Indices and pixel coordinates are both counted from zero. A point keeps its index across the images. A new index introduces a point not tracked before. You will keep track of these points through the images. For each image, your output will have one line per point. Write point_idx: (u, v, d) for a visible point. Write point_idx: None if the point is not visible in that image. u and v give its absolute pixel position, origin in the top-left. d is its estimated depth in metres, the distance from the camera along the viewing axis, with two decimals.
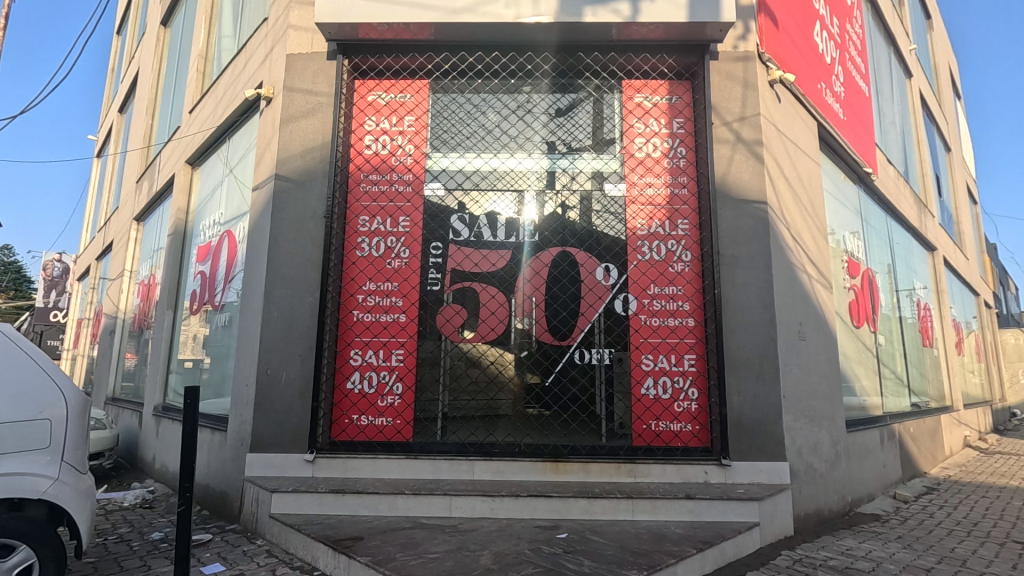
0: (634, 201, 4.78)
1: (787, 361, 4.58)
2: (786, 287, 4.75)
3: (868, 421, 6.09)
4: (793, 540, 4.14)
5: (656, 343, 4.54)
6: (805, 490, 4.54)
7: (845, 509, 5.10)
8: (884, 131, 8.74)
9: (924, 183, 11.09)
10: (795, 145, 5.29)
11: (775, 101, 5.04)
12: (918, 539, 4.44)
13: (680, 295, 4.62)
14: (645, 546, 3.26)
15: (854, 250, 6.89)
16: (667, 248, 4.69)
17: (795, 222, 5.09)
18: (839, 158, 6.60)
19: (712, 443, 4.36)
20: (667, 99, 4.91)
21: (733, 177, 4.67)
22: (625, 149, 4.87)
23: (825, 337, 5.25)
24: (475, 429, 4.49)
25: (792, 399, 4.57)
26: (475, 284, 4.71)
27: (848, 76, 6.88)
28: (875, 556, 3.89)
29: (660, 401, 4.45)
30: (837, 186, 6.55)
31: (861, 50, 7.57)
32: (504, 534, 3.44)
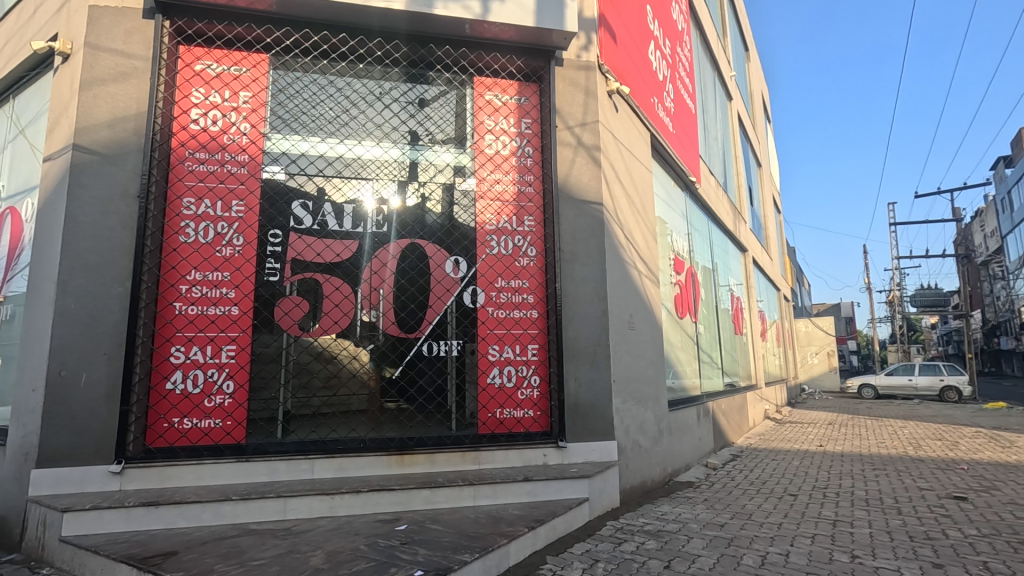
0: (483, 196, 4.91)
1: (617, 349, 5.03)
2: (618, 282, 5.20)
3: (687, 400, 6.93)
4: (618, 511, 4.58)
5: (502, 334, 4.73)
6: (631, 464, 5.04)
7: (665, 479, 5.77)
8: (708, 145, 9.95)
9: (740, 194, 12.85)
10: (629, 151, 5.78)
11: (612, 111, 5.48)
12: (719, 500, 5.18)
13: (525, 287, 4.85)
14: (481, 530, 3.39)
15: (680, 249, 7.75)
16: (515, 243, 4.89)
17: (628, 222, 5.59)
18: (669, 167, 7.39)
19: (551, 427, 4.65)
20: (516, 99, 5.12)
21: (574, 178, 5.00)
22: (476, 144, 4.99)
23: (651, 326, 5.84)
24: (318, 426, 4.27)
25: (621, 383, 5.03)
26: (318, 275, 4.49)
27: (677, 93, 7.71)
28: (683, 518, 4.45)
29: (504, 389, 4.65)
30: (666, 191, 7.33)
31: (690, 71, 8.51)
32: (341, 532, 3.35)
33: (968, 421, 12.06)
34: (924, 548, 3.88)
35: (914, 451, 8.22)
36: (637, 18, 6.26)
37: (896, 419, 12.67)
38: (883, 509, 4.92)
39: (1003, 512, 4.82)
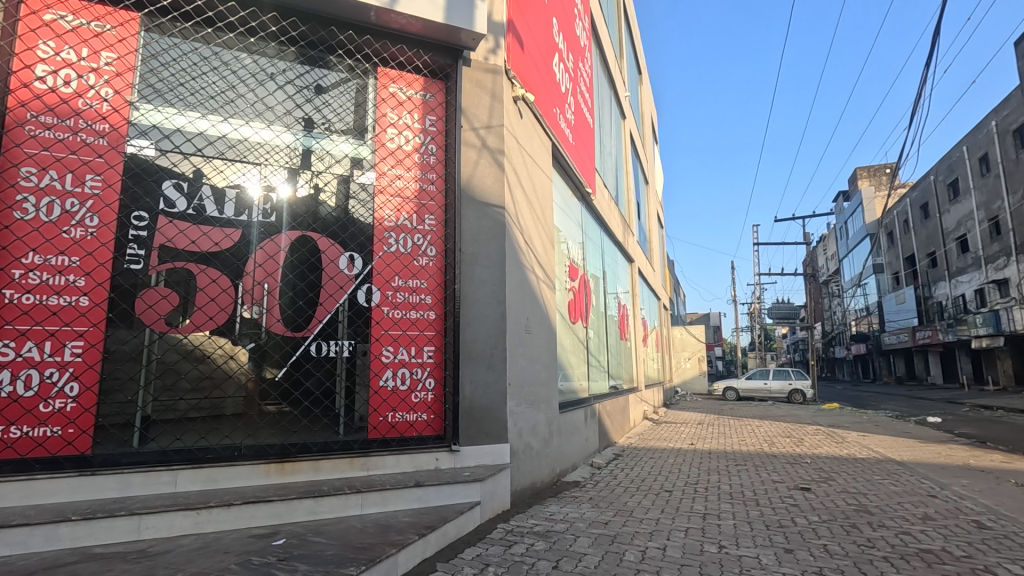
0: (383, 191, 4.73)
1: (513, 353, 5.08)
2: (517, 286, 5.25)
3: (576, 402, 7.18)
4: (508, 513, 4.62)
5: (397, 335, 4.57)
6: (521, 467, 5.10)
7: (554, 479, 5.92)
8: (603, 159, 10.46)
9: (629, 207, 13.64)
10: (531, 158, 5.88)
11: (517, 117, 5.55)
12: (602, 498, 5.42)
13: (423, 288, 4.73)
14: (368, 540, 3.23)
15: (575, 256, 8.04)
16: (414, 241, 4.76)
17: (528, 227, 5.68)
18: (568, 177, 7.64)
19: (444, 431, 4.58)
20: (421, 95, 5.00)
21: (477, 180, 4.98)
22: (377, 137, 4.80)
23: (546, 330, 5.98)
24: (184, 433, 3.85)
25: (516, 386, 5.08)
26: (193, 266, 4.05)
27: (578, 106, 8.00)
28: (570, 517, 4.59)
29: (397, 392, 4.50)
30: (564, 200, 7.57)
31: (590, 87, 8.88)
32: (208, 551, 3.01)
33: (810, 420, 13.77)
34: (777, 535, 4.34)
35: (768, 448, 9.21)
36: (543, 28, 6.40)
37: (753, 419, 14.13)
38: (744, 501, 5.43)
39: (837, 499, 5.54)
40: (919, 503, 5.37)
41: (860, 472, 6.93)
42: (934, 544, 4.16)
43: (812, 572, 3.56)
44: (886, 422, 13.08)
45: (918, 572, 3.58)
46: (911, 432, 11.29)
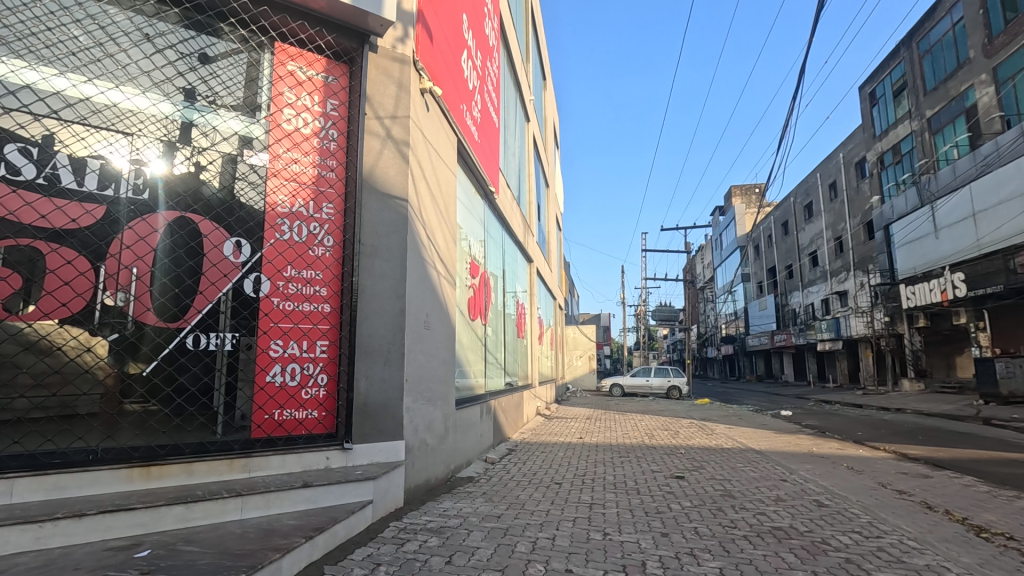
0: (277, 175, 4.45)
1: (412, 348, 5.00)
2: (417, 281, 5.18)
3: (472, 399, 7.23)
4: (401, 510, 4.55)
5: (288, 328, 4.32)
6: (416, 463, 5.04)
7: (448, 475, 5.92)
8: (506, 159, 10.60)
9: (530, 208, 13.95)
10: (436, 152, 5.82)
11: (424, 110, 5.46)
12: (495, 493, 5.52)
13: (318, 279, 4.51)
14: (248, 546, 3.02)
15: (476, 254, 8.07)
16: (309, 230, 4.52)
17: (430, 221, 5.61)
18: (472, 174, 7.65)
19: (336, 429, 4.41)
20: (322, 77, 4.75)
21: (380, 171, 4.84)
22: (272, 117, 4.50)
23: (446, 326, 5.96)
24: (25, 436, 3.33)
25: (413, 382, 5.00)
26: (41, 244, 3.50)
27: (484, 105, 8.05)
28: (463, 512, 4.63)
29: (286, 388, 4.26)
30: (468, 197, 7.58)
31: (496, 87, 8.96)
32: (53, 569, 2.64)
33: (684, 414, 14.99)
34: (655, 520, 4.69)
35: (649, 440, 9.89)
36: (452, 23, 6.36)
37: (637, 414, 15.09)
38: (627, 490, 5.81)
39: (707, 486, 6.10)
40: (772, 487, 6.08)
41: (726, 461, 7.67)
42: (784, 521, 4.72)
43: (684, 552, 3.89)
44: (748, 416, 14.59)
45: (771, 546, 4.06)
46: (767, 424, 12.72)
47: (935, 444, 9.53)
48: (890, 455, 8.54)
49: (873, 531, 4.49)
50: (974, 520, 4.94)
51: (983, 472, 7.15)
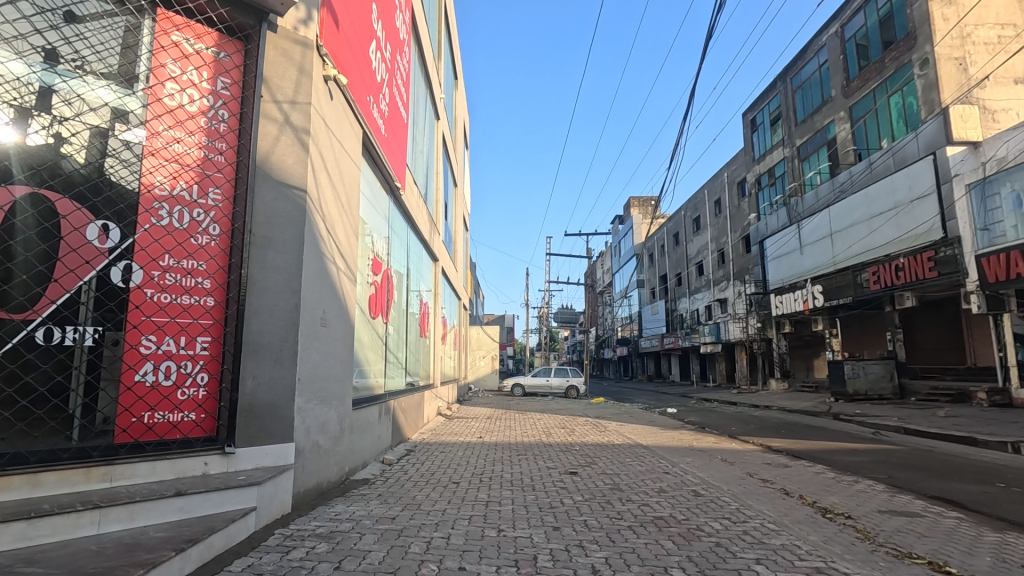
0: (155, 154, 4.05)
1: (306, 346, 4.76)
2: (315, 276, 4.94)
3: (371, 399, 7.03)
4: (288, 517, 4.32)
5: (162, 323, 3.95)
6: (307, 467, 4.81)
7: (342, 478, 5.70)
8: (414, 156, 10.43)
9: (437, 207, 13.81)
10: (339, 143, 5.59)
11: (327, 98, 5.23)
12: (391, 494, 5.41)
13: (201, 270, 4.16)
14: (106, 564, 2.72)
15: (379, 250, 7.85)
16: (192, 216, 4.16)
17: (331, 214, 5.38)
18: (377, 169, 7.44)
19: (217, 432, 4.11)
20: (212, 52, 4.40)
21: (276, 158, 4.57)
22: (150, 90, 4.09)
23: (344, 323, 5.74)
24: None
25: (307, 382, 4.77)
26: None
27: (393, 99, 7.86)
28: (356, 516, 4.49)
29: (159, 388, 3.90)
30: (372, 191, 7.37)
31: (406, 81, 8.78)
32: None
33: (581, 413, 15.59)
34: (548, 515, 4.84)
35: (546, 438, 10.17)
36: (361, 11, 6.16)
37: (536, 413, 15.46)
38: (522, 487, 5.94)
39: (598, 481, 6.39)
40: (657, 479, 6.51)
41: (617, 457, 8.09)
42: (664, 511, 5.07)
43: (574, 544, 4.06)
44: (638, 414, 15.48)
45: (652, 535, 4.35)
46: (655, 421, 13.60)
47: (793, 437, 10.71)
48: (757, 448, 9.48)
49: (740, 516, 4.95)
50: (822, 503, 5.61)
51: (831, 461, 8.14)
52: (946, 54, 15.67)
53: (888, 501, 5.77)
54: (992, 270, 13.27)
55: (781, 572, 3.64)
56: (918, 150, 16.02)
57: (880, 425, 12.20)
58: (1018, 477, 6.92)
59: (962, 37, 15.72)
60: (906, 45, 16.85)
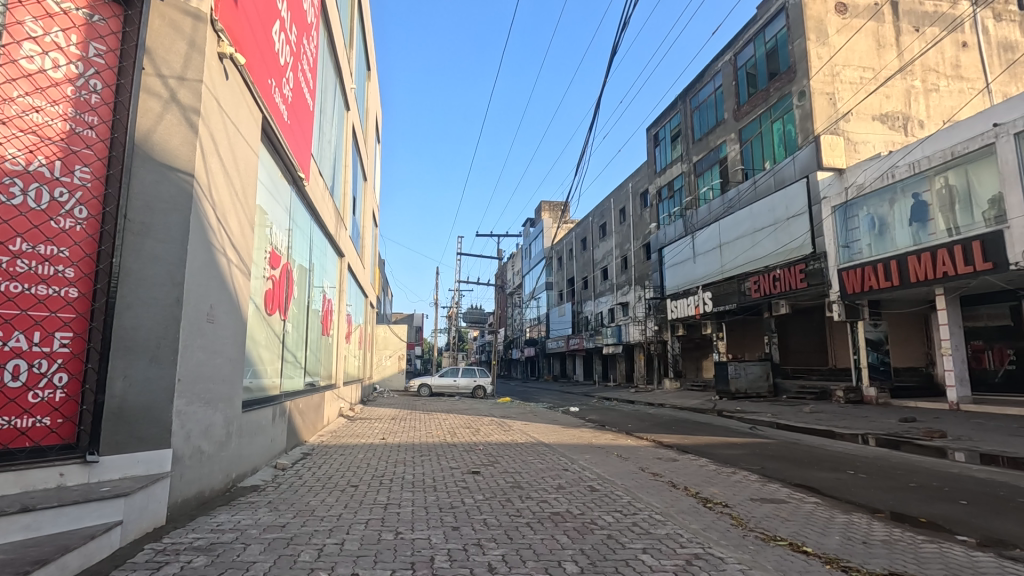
0: (7, 122, 3.53)
1: (189, 344, 4.39)
2: (202, 268, 4.58)
3: (264, 400, 6.61)
4: (162, 530, 3.96)
5: (11, 316, 3.45)
6: (186, 474, 4.43)
7: (227, 485, 5.31)
8: (320, 145, 9.95)
9: (344, 200, 13.28)
10: (234, 126, 5.22)
11: (221, 77, 4.88)
12: (282, 501, 5.11)
13: (62, 258, 3.70)
14: None
15: (278, 243, 7.39)
16: (52, 196, 3.69)
17: (223, 202, 5.01)
18: (277, 157, 7.02)
19: (77, 439, 3.69)
20: (84, 14, 3.93)
21: (158, 138, 4.19)
22: (3, 48, 3.54)
23: (234, 320, 5.35)
24: None
25: (188, 382, 4.39)
26: None
27: (297, 84, 7.45)
28: (241, 525, 4.20)
29: (5, 391, 3.40)
30: (271, 180, 6.94)
31: (313, 67, 8.37)
32: None
33: (486, 413, 15.70)
34: (447, 516, 4.82)
35: (451, 439, 10.13)
36: None
37: (442, 413, 15.36)
38: (423, 488, 5.88)
39: (500, 479, 6.48)
40: (556, 476, 6.71)
41: (519, 455, 8.24)
42: (561, 507, 5.24)
43: (471, 543, 4.08)
44: (542, 413, 15.89)
45: (548, 530, 4.47)
46: (557, 419, 14.03)
47: (682, 433, 11.49)
48: (650, 444, 10.06)
49: (631, 509, 5.23)
50: (703, 493, 6.07)
51: (713, 454, 8.83)
52: (820, 89, 17.57)
53: (760, 489, 6.36)
54: (851, 282, 15.12)
55: (664, 559, 3.89)
56: (794, 173, 17.83)
57: (757, 421, 13.40)
58: (864, 464, 7.90)
59: (832, 75, 17.71)
60: (787, 78, 18.68)
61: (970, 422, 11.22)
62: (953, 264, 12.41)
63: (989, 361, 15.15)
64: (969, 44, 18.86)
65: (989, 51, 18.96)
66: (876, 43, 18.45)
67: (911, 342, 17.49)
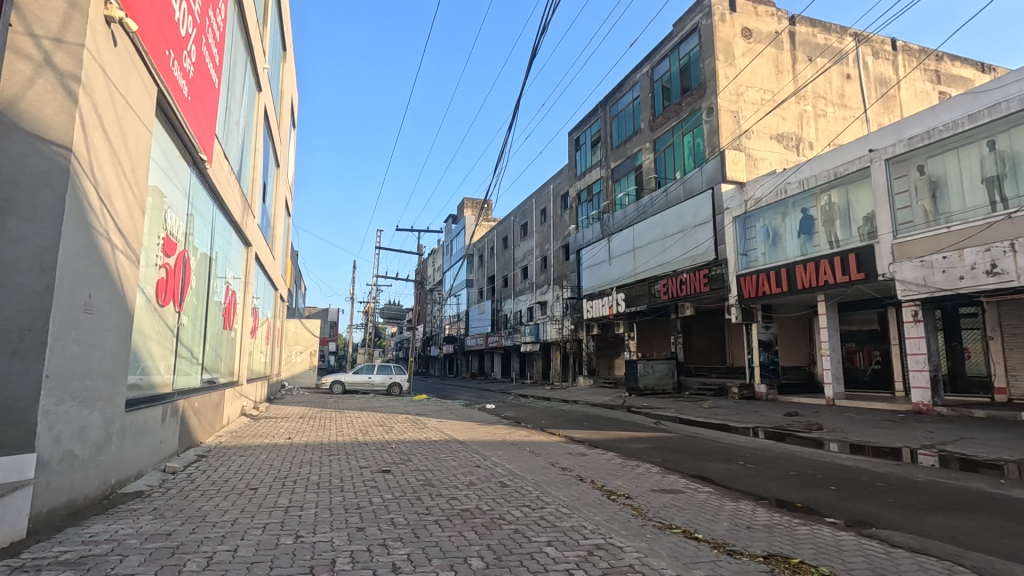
0: None
1: (62, 336, 3.97)
2: (80, 251, 4.14)
3: (153, 399, 6.08)
4: (21, 544, 3.54)
5: None
6: (53, 481, 3.98)
7: (105, 493, 4.82)
8: (227, 127, 9.29)
9: (252, 187, 12.49)
10: (124, 98, 4.77)
11: (109, 42, 4.44)
12: (170, 507, 4.74)
13: None
14: None
15: (173, 229, 6.79)
16: None
17: (108, 181, 4.56)
18: (174, 135, 6.47)
19: None
20: None
21: (28, 105, 3.81)
22: None
23: (118, 311, 4.87)
24: None
25: (59, 379, 3.96)
26: None
27: (200, 57, 6.90)
28: (118, 535, 3.84)
29: None
30: (167, 160, 6.38)
31: (219, 42, 7.78)
32: None
33: (401, 410, 15.43)
34: (353, 516, 4.69)
35: (361, 437, 9.86)
36: None
37: (354, 411, 14.90)
38: (329, 488, 5.68)
39: (410, 477, 6.39)
40: (467, 473, 6.73)
41: (432, 452, 8.18)
42: (471, 503, 5.26)
43: (376, 544, 3.99)
44: (458, 410, 15.87)
45: (456, 527, 4.47)
46: (472, 416, 14.07)
47: (592, 429, 11.91)
48: (562, 439, 10.33)
49: (539, 503, 5.35)
50: (607, 486, 6.33)
51: (620, 449, 9.23)
52: (726, 107, 18.86)
53: (660, 480, 6.73)
54: (748, 287, 16.37)
55: (568, 550, 4.01)
56: (701, 183, 18.99)
57: (662, 416, 14.16)
58: (753, 455, 8.59)
59: (737, 95, 19.06)
60: (698, 94, 19.89)
61: (842, 415, 12.53)
62: (832, 273, 13.79)
63: (860, 361, 17.00)
64: (852, 76, 20.95)
65: (868, 84, 21.20)
66: (775, 68, 20.06)
67: (797, 343, 19.22)
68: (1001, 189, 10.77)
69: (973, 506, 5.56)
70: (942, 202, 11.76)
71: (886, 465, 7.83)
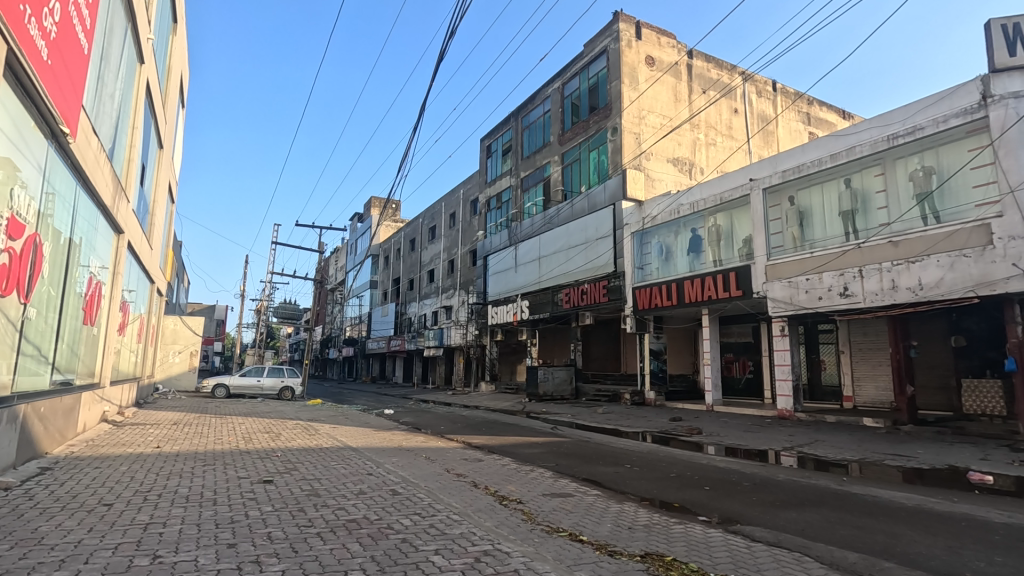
0: None
1: None
2: None
3: None
4: None
5: None
6: None
7: None
8: (98, 98, 8.29)
9: (128, 168, 11.27)
10: None
11: None
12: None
13: None
14: None
15: (21, 209, 5.92)
16: None
17: None
18: (28, 103, 5.67)
19: None
20: None
21: None
22: None
23: None
24: None
25: None
26: None
27: (67, 19, 6.10)
28: None
29: None
30: (17, 130, 5.57)
31: (92, 4, 6.93)
32: None
33: (291, 415, 14.59)
34: (224, 531, 4.33)
35: (243, 445, 9.16)
36: None
37: (237, 416, 13.85)
38: (200, 502, 5.20)
39: (293, 487, 6.03)
40: (357, 481, 6.47)
41: (321, 460, 7.78)
42: (358, 513, 5.06)
43: (248, 561, 3.70)
44: (354, 415, 15.30)
45: (340, 539, 4.27)
46: (368, 422, 13.64)
47: (490, 434, 11.96)
48: (458, 445, 10.28)
49: (430, 510, 5.27)
50: (500, 491, 6.36)
51: (515, 454, 9.35)
52: (629, 128, 19.93)
53: (551, 484, 6.90)
54: (642, 299, 17.34)
55: (454, 558, 3.97)
56: (604, 199, 19.89)
57: (558, 421, 14.56)
58: (638, 459, 9.07)
59: (638, 118, 20.21)
60: (604, 114, 20.87)
61: (718, 420, 13.62)
62: (715, 289, 15.00)
63: (736, 370, 18.61)
64: (738, 110, 23.02)
65: (751, 118, 23.39)
66: (674, 96, 21.52)
67: (683, 353, 20.65)
68: (854, 222, 12.29)
69: (820, 502, 6.25)
70: (808, 230, 13.23)
71: (753, 466, 8.61)
